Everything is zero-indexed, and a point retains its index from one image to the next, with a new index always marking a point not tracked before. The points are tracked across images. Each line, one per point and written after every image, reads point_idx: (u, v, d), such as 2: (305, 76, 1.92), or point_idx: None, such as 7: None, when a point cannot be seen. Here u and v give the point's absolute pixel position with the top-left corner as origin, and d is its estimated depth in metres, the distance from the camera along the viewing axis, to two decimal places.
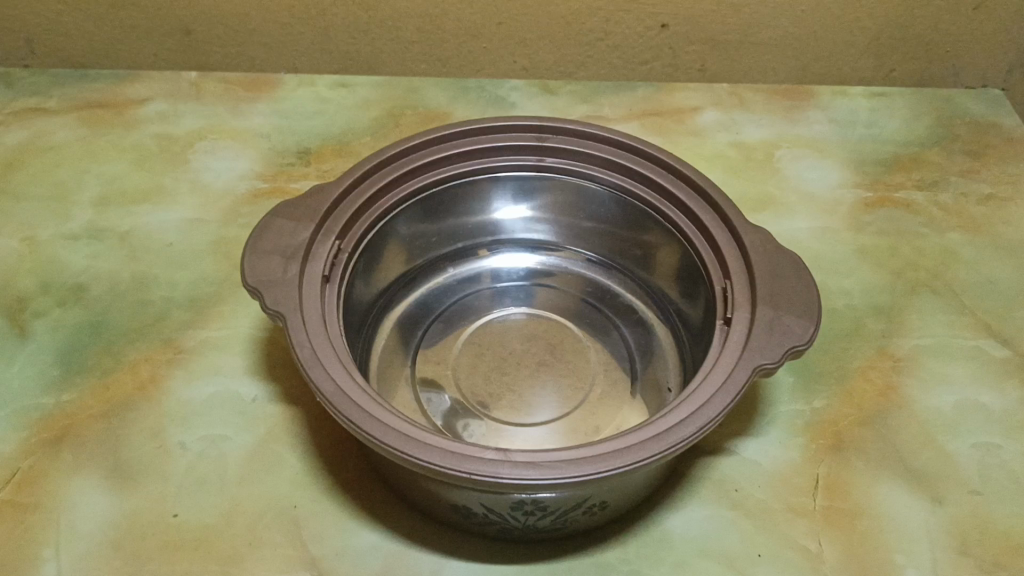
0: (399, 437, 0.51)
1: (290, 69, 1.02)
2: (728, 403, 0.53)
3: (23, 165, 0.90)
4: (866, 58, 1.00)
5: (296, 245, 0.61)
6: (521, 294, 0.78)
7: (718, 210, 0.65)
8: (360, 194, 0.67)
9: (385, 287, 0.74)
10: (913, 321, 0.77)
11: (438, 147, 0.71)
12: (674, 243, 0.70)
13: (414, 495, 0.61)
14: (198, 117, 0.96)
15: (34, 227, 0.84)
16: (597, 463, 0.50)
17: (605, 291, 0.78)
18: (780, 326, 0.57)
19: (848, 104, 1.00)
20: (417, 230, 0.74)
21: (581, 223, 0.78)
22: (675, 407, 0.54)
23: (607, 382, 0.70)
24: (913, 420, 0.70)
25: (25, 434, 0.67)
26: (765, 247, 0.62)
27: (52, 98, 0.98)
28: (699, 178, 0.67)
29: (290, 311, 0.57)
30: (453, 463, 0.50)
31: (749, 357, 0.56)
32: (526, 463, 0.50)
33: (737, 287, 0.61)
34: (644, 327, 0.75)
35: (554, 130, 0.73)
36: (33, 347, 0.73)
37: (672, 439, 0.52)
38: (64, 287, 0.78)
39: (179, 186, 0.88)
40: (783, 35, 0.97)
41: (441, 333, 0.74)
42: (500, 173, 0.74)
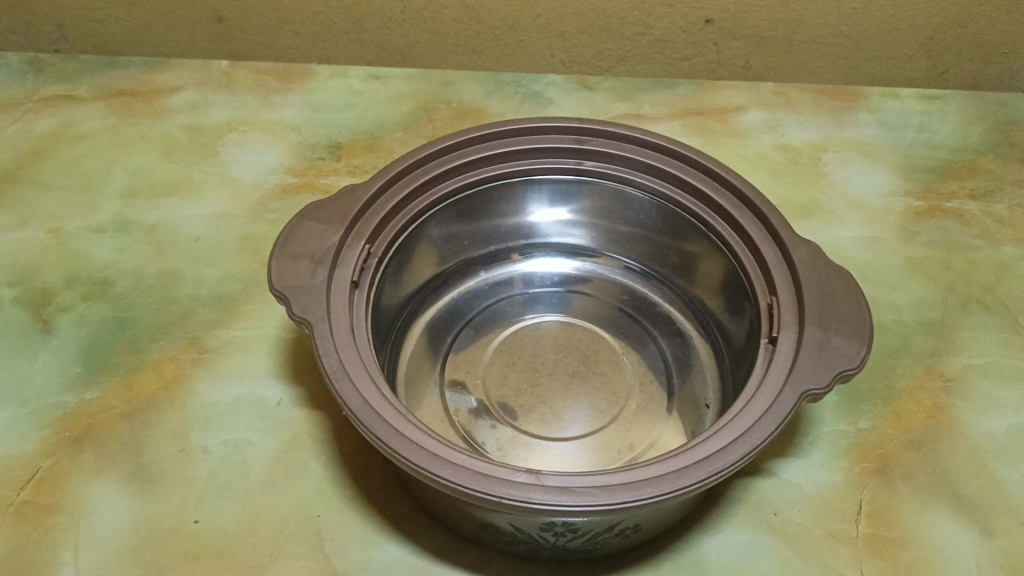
0: (428, 456, 0.49)
1: (323, 59, 1.00)
2: (773, 430, 0.51)
3: (52, 154, 0.89)
4: (918, 58, 0.96)
5: (324, 249, 0.59)
6: (555, 301, 0.76)
7: (765, 221, 0.63)
8: (392, 197, 0.64)
9: (414, 291, 0.72)
10: (964, 339, 0.73)
11: (473, 148, 0.69)
12: (717, 254, 0.67)
13: (440, 510, 0.59)
14: (228, 107, 0.94)
15: (62, 218, 0.82)
16: (634, 491, 0.48)
17: (642, 300, 0.75)
18: (830, 348, 0.54)
19: (899, 106, 0.96)
20: (450, 231, 0.72)
21: (620, 228, 0.75)
22: (717, 432, 0.52)
23: (643, 397, 0.68)
24: (962, 445, 0.67)
25: (46, 433, 0.66)
26: (814, 263, 0.59)
27: (82, 85, 0.96)
28: (745, 187, 0.64)
29: (317, 319, 0.55)
30: (483, 487, 0.48)
31: (796, 380, 0.53)
32: (560, 488, 0.48)
33: (783, 305, 0.58)
34: (682, 339, 0.73)
35: (593, 133, 0.70)
36: (57, 343, 0.72)
37: (714, 467, 0.49)
38: (90, 280, 0.77)
39: (208, 179, 0.86)
40: (832, 33, 0.93)
41: (471, 339, 0.72)
42: (536, 176, 0.72)
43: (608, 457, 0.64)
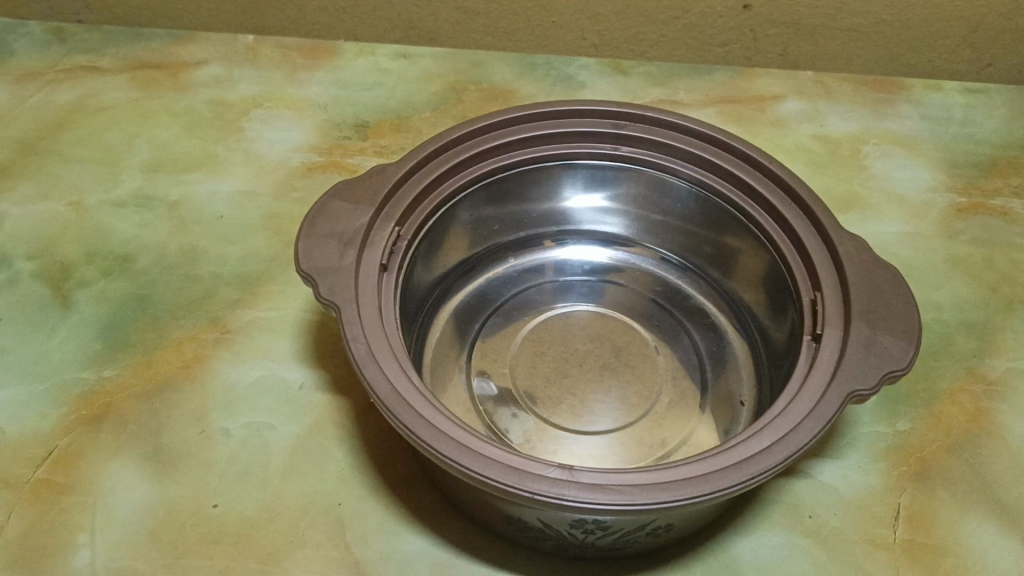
0: (458, 448, 0.47)
1: (350, 36, 0.97)
2: (818, 431, 0.49)
3: (73, 126, 0.87)
4: (961, 50, 0.93)
5: (353, 230, 0.57)
6: (586, 290, 0.74)
7: (810, 213, 0.60)
8: (423, 178, 0.62)
9: (444, 275, 0.70)
10: (1008, 340, 0.71)
11: (508, 130, 0.66)
12: (758, 248, 0.65)
13: (465, 501, 0.57)
14: (254, 83, 0.92)
15: (83, 191, 0.81)
16: (672, 491, 0.46)
17: (676, 293, 0.74)
18: (877, 347, 0.52)
19: (941, 99, 0.94)
20: (481, 214, 0.70)
21: (655, 218, 0.73)
22: (759, 432, 0.50)
23: (674, 392, 0.66)
24: (1004, 451, 0.64)
25: (64, 410, 0.65)
26: (862, 258, 0.56)
27: (105, 57, 0.95)
28: (789, 177, 0.62)
29: (345, 302, 0.53)
30: (516, 482, 0.45)
31: (842, 380, 0.51)
32: (595, 484, 0.46)
33: (828, 301, 0.56)
34: (717, 334, 0.71)
35: (632, 118, 0.68)
36: (76, 319, 0.71)
37: (756, 469, 0.47)
38: (111, 256, 0.75)
39: (232, 155, 0.84)
40: (874, 21, 0.91)
41: (499, 327, 0.70)
42: (572, 160, 0.69)
43: (638, 453, 0.62)
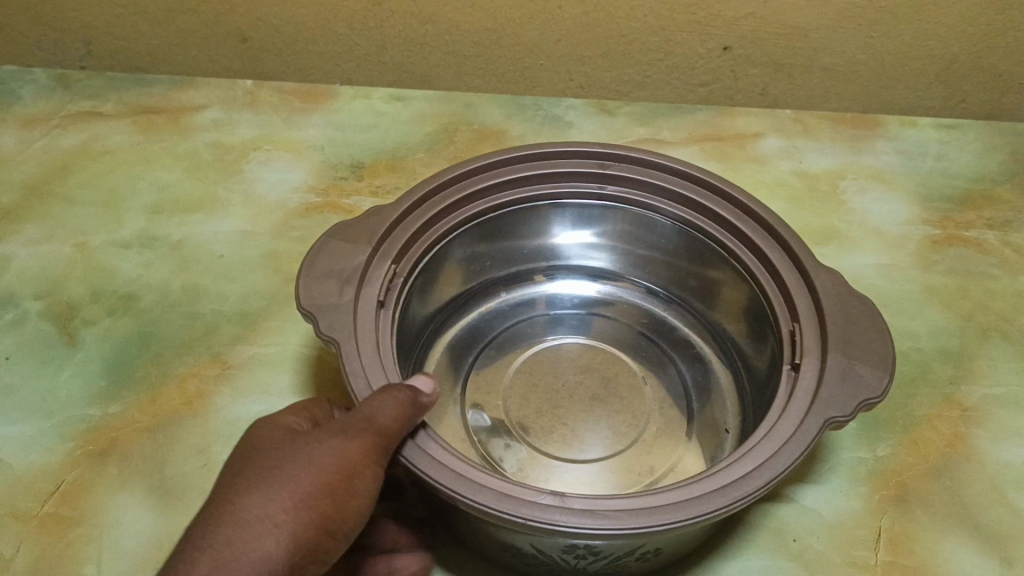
0: (455, 476, 0.49)
1: (345, 80, 1.01)
2: (798, 456, 0.51)
3: (78, 170, 0.90)
4: (935, 88, 0.97)
5: (352, 269, 0.59)
6: (576, 323, 0.77)
7: (789, 250, 0.63)
8: (418, 218, 0.65)
9: (439, 309, 0.73)
10: (984, 367, 0.74)
11: (498, 172, 0.69)
12: (739, 283, 0.68)
13: (459, 528, 0.59)
14: (253, 126, 0.95)
15: (88, 233, 0.83)
16: (659, 515, 0.47)
17: (663, 325, 0.77)
18: (853, 375, 0.54)
19: (916, 135, 0.97)
20: (474, 251, 0.73)
21: (640, 253, 0.76)
22: (742, 456, 0.52)
23: (661, 421, 0.69)
24: (981, 475, 0.67)
25: (71, 446, 0.67)
26: (839, 292, 0.59)
27: (108, 103, 0.98)
28: (768, 216, 0.64)
29: (344, 337, 0.55)
30: (509, 508, 0.47)
31: (821, 407, 0.53)
32: (585, 510, 0.48)
33: (806, 331, 0.59)
34: (702, 364, 0.74)
35: (617, 159, 0.71)
36: (82, 356, 0.73)
37: (739, 493, 0.49)
38: (115, 295, 0.78)
39: (232, 196, 0.87)
40: (850, 62, 0.94)
41: (493, 359, 0.73)
42: (561, 199, 0.72)
43: (629, 479, 0.64)
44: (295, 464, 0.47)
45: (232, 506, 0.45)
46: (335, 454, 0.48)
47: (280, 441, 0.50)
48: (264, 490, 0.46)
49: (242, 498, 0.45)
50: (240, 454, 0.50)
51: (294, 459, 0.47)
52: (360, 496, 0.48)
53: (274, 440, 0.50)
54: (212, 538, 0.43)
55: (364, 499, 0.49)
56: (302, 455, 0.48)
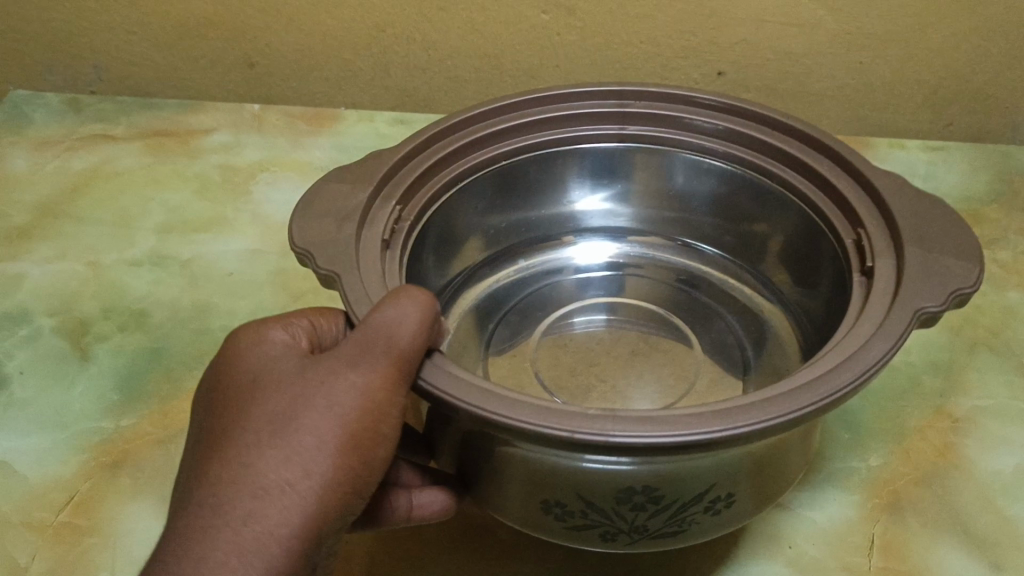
0: (489, 398, 0.43)
1: (349, 104, 1.03)
2: (892, 344, 0.47)
3: (89, 191, 0.92)
4: (923, 111, 1.00)
5: (352, 207, 0.58)
6: (605, 286, 0.83)
7: (843, 164, 0.63)
8: (421, 163, 0.65)
9: (458, 274, 0.78)
10: (972, 380, 0.76)
11: (514, 115, 0.71)
12: (778, 221, 0.72)
13: (494, 495, 0.53)
14: (260, 149, 0.98)
15: (100, 251, 0.86)
16: (727, 420, 0.42)
17: (698, 278, 0.83)
18: (936, 266, 0.52)
19: (905, 156, 1.00)
20: (486, 220, 0.77)
21: (665, 213, 0.81)
22: (814, 362, 0.47)
23: (712, 369, 0.73)
24: (971, 482, 0.68)
25: (84, 457, 0.68)
26: (901, 191, 0.58)
27: (119, 126, 1.01)
28: (806, 127, 0.66)
29: (345, 268, 0.53)
30: (554, 421, 0.42)
31: (906, 302, 0.50)
32: (640, 418, 0.42)
33: (872, 235, 0.57)
34: (752, 315, 0.79)
35: (635, 97, 0.72)
36: (94, 370, 0.75)
37: (824, 389, 0.44)
38: (127, 311, 0.80)
39: (241, 216, 0.90)
40: (840, 86, 0.97)
41: (518, 323, 0.79)
42: (583, 142, 0.74)
43: None
44: (311, 408, 0.45)
45: (248, 467, 0.43)
46: (353, 389, 0.46)
47: (293, 372, 0.47)
48: (282, 446, 0.44)
49: (257, 456, 0.44)
50: (253, 384, 0.48)
51: (309, 401, 0.45)
52: (389, 424, 0.47)
53: (286, 368, 0.48)
54: (235, 511, 0.42)
55: (395, 423, 0.47)
56: (316, 394, 0.46)
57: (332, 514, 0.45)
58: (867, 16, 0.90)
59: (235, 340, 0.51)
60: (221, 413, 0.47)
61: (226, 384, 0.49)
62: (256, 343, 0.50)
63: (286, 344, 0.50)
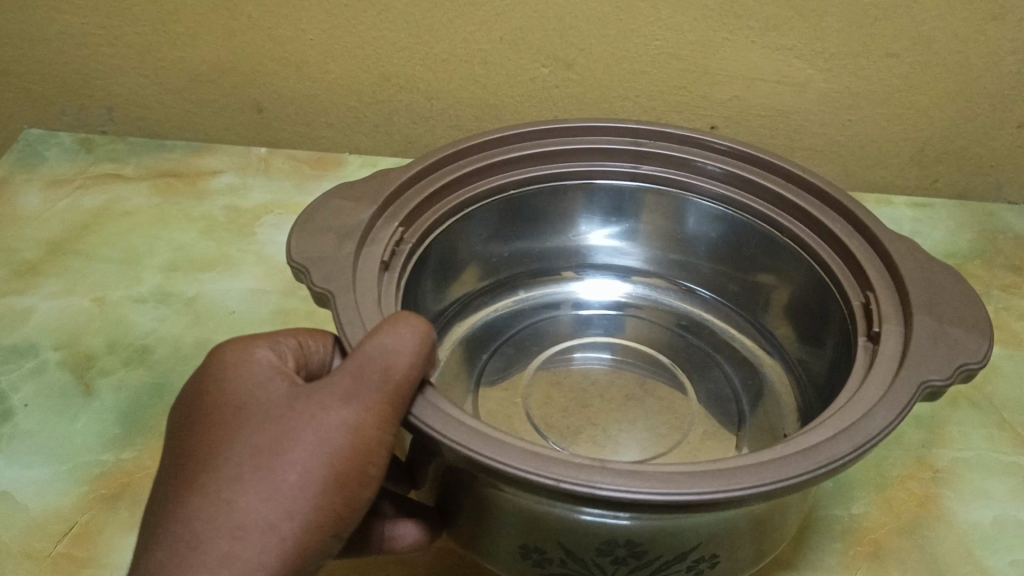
0: (484, 442, 0.44)
1: (354, 149, 1.07)
2: (897, 415, 0.48)
3: (98, 229, 0.95)
4: (910, 169, 1.03)
5: (352, 227, 0.60)
6: (605, 325, 0.86)
7: (851, 217, 0.66)
8: (426, 186, 0.68)
9: (455, 300, 0.80)
10: (953, 433, 0.78)
11: (529, 146, 0.74)
12: (784, 272, 0.75)
13: (484, 541, 0.55)
14: (266, 191, 1.01)
15: (107, 288, 0.88)
16: (717, 481, 0.43)
17: (698, 323, 0.85)
18: (946, 339, 0.53)
19: (892, 212, 1.03)
20: (488, 249, 0.80)
21: (670, 255, 0.85)
22: (812, 428, 0.48)
23: (707, 424, 0.75)
24: (951, 533, 0.70)
25: (84, 489, 0.70)
26: (912, 255, 0.61)
27: (129, 165, 1.04)
28: (813, 178, 0.69)
29: (341, 286, 0.55)
30: (543, 469, 0.43)
31: (912, 370, 0.51)
32: (631, 473, 0.43)
33: (881, 301, 0.59)
34: (750, 367, 0.81)
35: (652, 137, 0.76)
36: (98, 403, 0.77)
37: (823, 457, 0.45)
38: (131, 347, 0.82)
39: (245, 257, 0.92)
40: (829, 142, 1.00)
41: (510, 354, 0.81)
42: (595, 177, 0.77)
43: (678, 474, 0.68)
44: (297, 443, 0.46)
45: (229, 504, 0.45)
46: (342, 425, 0.47)
47: (280, 403, 0.48)
48: (265, 484, 0.45)
49: (239, 494, 0.45)
50: (239, 411, 0.48)
51: (295, 436, 0.47)
52: (374, 462, 0.48)
53: (274, 396, 0.49)
54: (213, 550, 0.43)
55: (380, 461, 0.49)
56: (303, 429, 0.47)
57: (311, 553, 0.46)
58: (855, 76, 0.93)
59: (222, 357, 0.52)
60: (202, 443, 0.48)
61: (209, 407, 0.50)
62: (244, 363, 0.51)
63: (274, 366, 0.51)
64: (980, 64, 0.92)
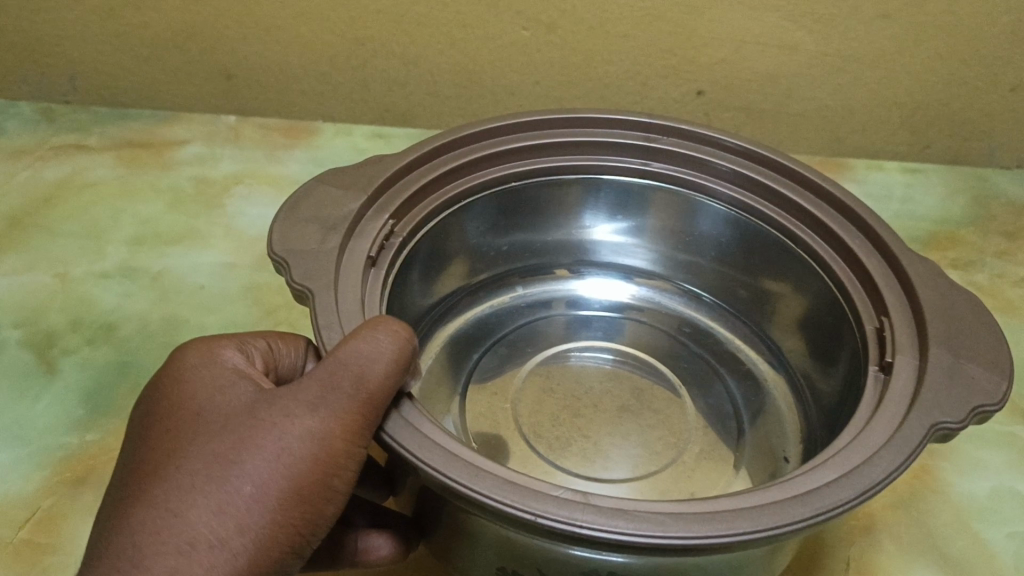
0: (461, 466, 0.42)
1: (327, 117, 1.03)
2: (904, 460, 0.45)
3: (60, 202, 0.91)
4: (900, 133, 1.01)
5: (340, 218, 0.56)
6: (603, 327, 0.83)
7: (870, 233, 0.62)
8: (419, 176, 0.64)
9: (446, 296, 0.77)
10: None
11: (535, 136, 0.71)
12: (795, 282, 0.71)
13: (465, 558, 0.52)
14: (235, 161, 0.97)
15: (69, 263, 0.84)
16: (706, 524, 0.40)
17: (705, 332, 0.82)
18: (963, 377, 0.50)
19: (883, 178, 1.01)
20: (485, 241, 0.77)
21: (679, 256, 0.82)
22: (814, 470, 0.45)
23: (704, 442, 0.72)
24: (948, 506, 0.68)
25: (47, 473, 0.66)
26: (934, 279, 0.57)
27: (92, 136, 1.00)
28: (831, 187, 0.65)
29: (321, 286, 0.51)
30: (520, 501, 0.40)
31: (926, 410, 0.48)
32: (615, 510, 0.40)
33: (896, 328, 0.56)
34: (754, 382, 0.78)
35: (663, 132, 0.72)
36: (60, 384, 0.73)
37: (824, 505, 0.42)
38: (95, 325, 0.78)
39: (214, 230, 0.89)
40: (818, 106, 0.97)
41: (502, 356, 0.78)
42: (601, 172, 0.74)
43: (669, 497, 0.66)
44: (255, 453, 0.43)
45: (177, 517, 0.41)
46: (305, 435, 0.44)
47: (239, 411, 0.45)
48: (218, 495, 0.42)
49: (188, 506, 0.41)
50: (197, 418, 0.46)
51: (253, 446, 0.43)
52: (339, 476, 0.45)
53: (234, 404, 0.46)
54: (158, 565, 0.39)
55: (347, 474, 0.46)
56: (263, 437, 0.44)
57: (266, 570, 0.43)
58: (844, 37, 0.90)
59: (181, 360, 0.49)
60: (154, 448, 0.45)
61: (161, 415, 0.46)
62: (207, 366, 0.49)
63: (237, 370, 0.49)
64: (974, 25, 0.88)
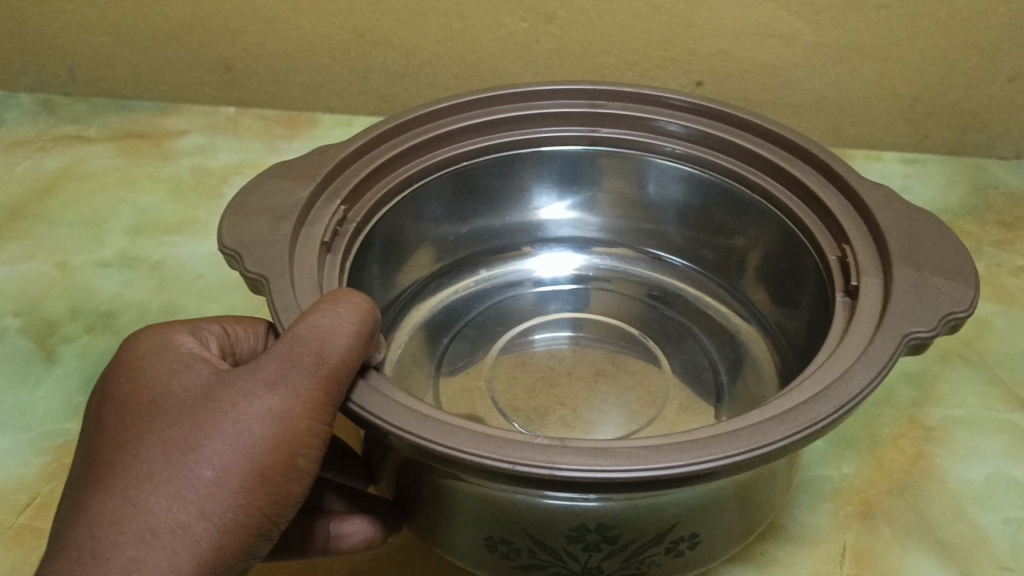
0: (432, 425, 0.42)
1: (326, 109, 1.03)
2: (878, 373, 0.45)
3: (60, 192, 0.91)
4: (899, 124, 1.01)
5: (288, 207, 0.57)
6: (568, 300, 0.83)
7: (827, 170, 0.63)
8: (368, 164, 0.65)
9: (411, 285, 0.77)
10: (945, 391, 0.76)
11: (485, 111, 0.71)
12: (755, 231, 0.72)
13: (445, 535, 0.53)
14: (234, 152, 0.98)
15: (68, 252, 0.84)
16: (687, 454, 0.40)
17: (672, 293, 0.82)
18: (930, 289, 0.50)
19: (881, 168, 1.01)
20: (443, 227, 0.77)
21: (639, 224, 0.82)
22: (786, 394, 0.45)
23: (683, 398, 0.72)
24: (944, 492, 0.68)
25: (47, 459, 0.67)
26: (889, 205, 0.57)
27: (92, 127, 1.00)
28: (785, 130, 0.66)
29: (275, 272, 0.51)
30: (497, 450, 0.40)
31: (893, 322, 0.48)
32: (593, 450, 0.40)
33: (859, 254, 0.56)
34: (725, 337, 0.78)
35: (609, 97, 0.72)
36: (60, 371, 0.73)
37: (802, 421, 0.42)
38: (94, 313, 0.78)
39: (213, 219, 0.89)
40: (817, 98, 0.97)
41: (472, 338, 0.79)
42: (552, 146, 0.74)
43: None
44: (214, 436, 0.43)
45: (136, 505, 0.41)
46: (266, 414, 0.44)
47: (196, 394, 0.45)
48: (178, 480, 0.42)
49: (148, 493, 0.41)
50: (154, 405, 0.45)
51: (211, 428, 0.43)
52: (305, 454, 0.46)
53: (191, 388, 0.46)
54: (119, 557, 0.40)
55: (311, 452, 0.46)
56: (222, 420, 0.44)
57: (232, 552, 0.43)
58: (843, 28, 0.90)
59: (135, 350, 0.49)
60: (111, 438, 0.45)
61: (118, 403, 0.46)
62: (161, 352, 0.49)
63: (193, 353, 0.49)
64: (971, 15, 0.88)
